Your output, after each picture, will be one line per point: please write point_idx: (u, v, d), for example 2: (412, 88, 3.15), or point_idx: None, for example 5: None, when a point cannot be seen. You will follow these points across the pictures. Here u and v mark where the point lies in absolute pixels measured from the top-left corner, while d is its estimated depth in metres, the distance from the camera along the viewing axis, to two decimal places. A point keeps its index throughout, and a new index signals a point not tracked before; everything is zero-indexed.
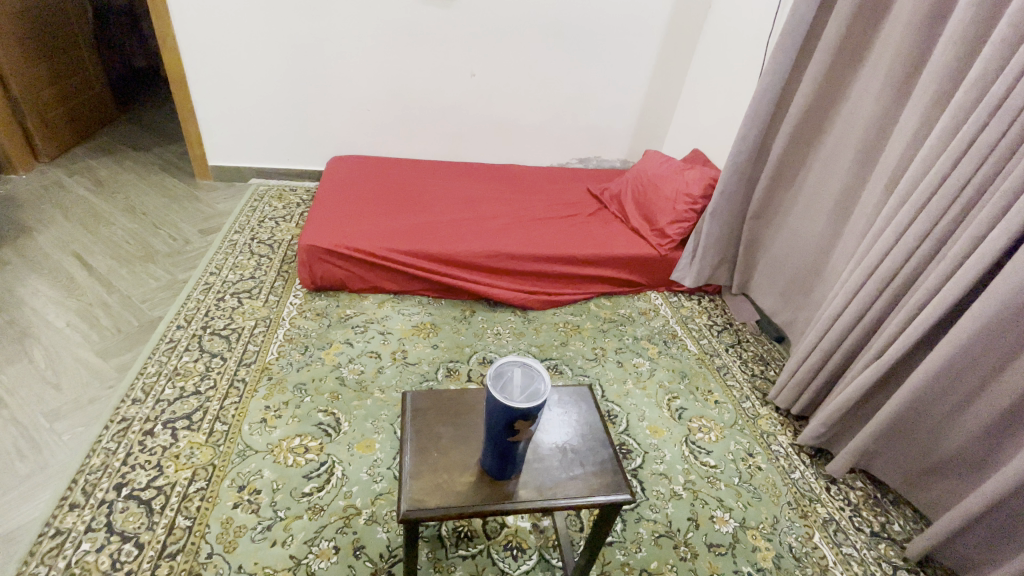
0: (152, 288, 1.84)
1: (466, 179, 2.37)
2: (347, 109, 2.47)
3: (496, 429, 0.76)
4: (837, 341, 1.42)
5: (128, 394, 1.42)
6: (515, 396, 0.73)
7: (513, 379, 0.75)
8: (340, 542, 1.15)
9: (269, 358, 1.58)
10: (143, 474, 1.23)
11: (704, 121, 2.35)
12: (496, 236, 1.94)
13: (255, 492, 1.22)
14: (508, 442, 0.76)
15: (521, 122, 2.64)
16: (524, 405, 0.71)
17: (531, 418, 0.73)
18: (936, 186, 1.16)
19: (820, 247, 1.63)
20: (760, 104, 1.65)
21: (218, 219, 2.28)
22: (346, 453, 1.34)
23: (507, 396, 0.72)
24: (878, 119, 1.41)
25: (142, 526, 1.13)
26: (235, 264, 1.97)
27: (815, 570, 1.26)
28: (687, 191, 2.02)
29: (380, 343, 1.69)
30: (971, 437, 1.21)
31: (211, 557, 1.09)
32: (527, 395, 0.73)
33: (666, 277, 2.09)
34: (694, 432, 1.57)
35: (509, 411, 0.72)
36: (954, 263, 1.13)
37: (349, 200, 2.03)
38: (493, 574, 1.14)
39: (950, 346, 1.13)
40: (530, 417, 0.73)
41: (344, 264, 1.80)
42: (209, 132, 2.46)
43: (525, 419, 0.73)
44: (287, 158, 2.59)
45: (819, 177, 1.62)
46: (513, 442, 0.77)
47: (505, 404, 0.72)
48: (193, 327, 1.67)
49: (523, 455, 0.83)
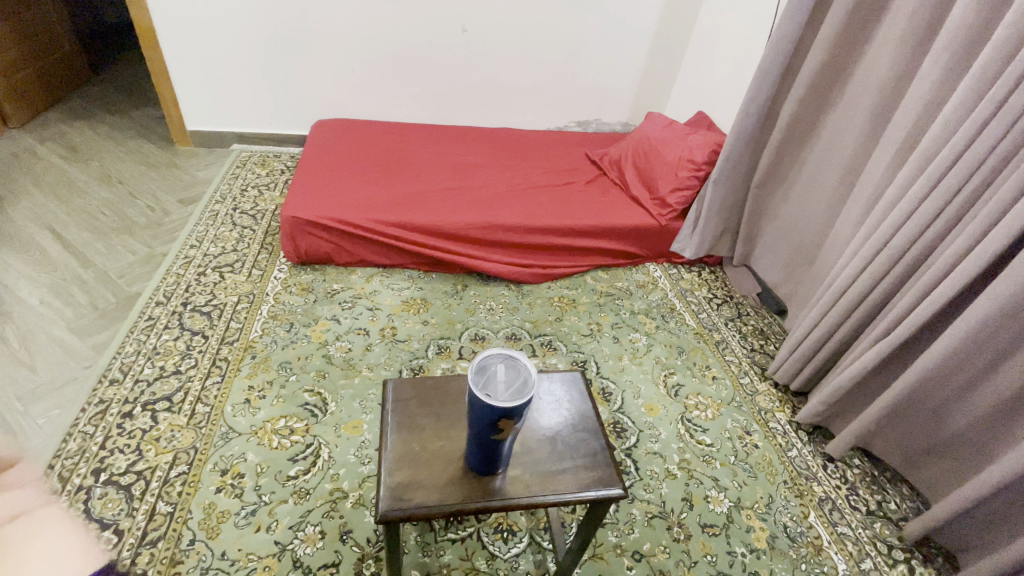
0: (130, 262, 1.76)
1: (457, 144, 2.25)
2: (331, 68, 2.33)
3: (479, 427, 0.71)
4: (842, 318, 1.37)
5: (105, 375, 1.37)
6: (499, 393, 0.67)
7: (499, 378, 0.68)
8: (326, 527, 1.13)
9: (252, 336, 1.53)
10: (122, 459, 1.20)
11: (710, 81, 2.22)
12: (488, 207, 1.85)
13: (239, 476, 1.19)
14: (493, 440, 0.72)
15: (516, 83, 2.49)
16: (506, 405, 0.65)
17: (516, 418, 0.68)
18: (955, 157, 1.07)
19: (828, 218, 1.55)
20: (770, 63, 1.53)
21: (199, 188, 2.18)
22: (332, 435, 1.30)
23: (491, 396, 0.66)
24: (897, 80, 1.30)
25: (122, 512, 1.11)
26: (216, 236, 1.90)
27: (809, 550, 1.24)
28: (689, 157, 1.92)
29: (368, 319, 1.63)
30: (976, 419, 1.18)
31: (193, 544, 1.07)
32: (513, 396, 0.66)
33: (666, 248, 2.02)
34: (690, 409, 1.53)
35: (492, 412, 0.66)
36: (971, 241, 1.06)
37: (334, 168, 1.93)
38: (482, 558, 1.12)
39: (962, 328, 1.08)
40: (516, 417, 0.68)
41: (329, 237, 1.72)
42: (186, 94, 2.33)
43: (509, 418, 0.67)
44: (271, 121, 2.46)
45: (830, 143, 1.52)
46: (498, 440, 0.72)
47: (488, 405, 0.66)
48: (173, 304, 1.61)
49: (509, 450, 0.78)
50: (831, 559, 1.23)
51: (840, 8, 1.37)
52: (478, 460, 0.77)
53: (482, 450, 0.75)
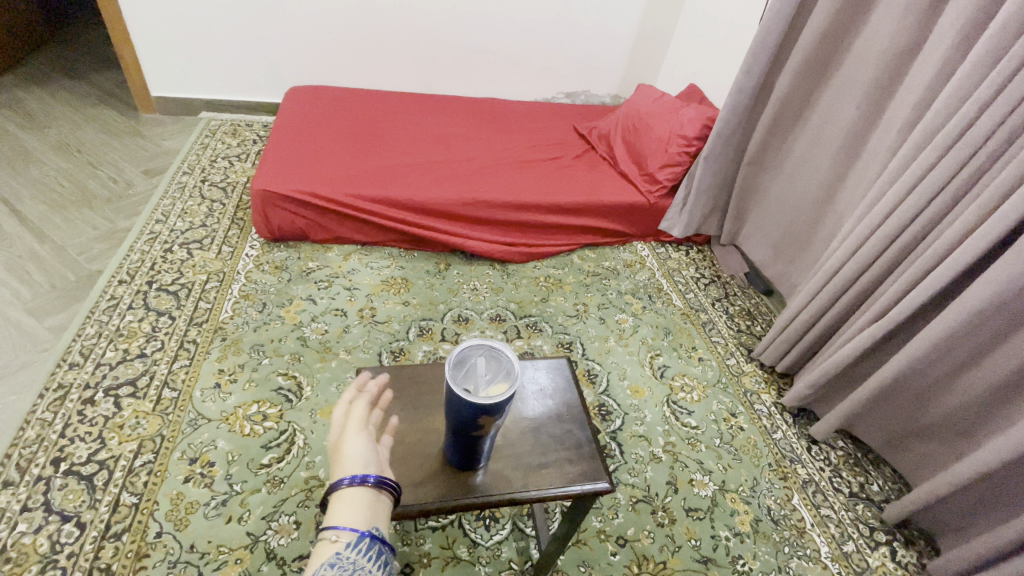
0: (90, 238, 1.66)
1: (439, 114, 2.15)
2: (305, 31, 2.19)
3: (458, 426, 0.66)
4: (832, 300, 1.34)
5: (64, 359, 1.29)
6: (478, 389, 0.62)
7: (479, 374, 0.63)
8: (302, 517, 1.09)
9: (223, 317, 1.45)
10: (83, 447, 1.13)
11: (703, 52, 2.13)
12: (472, 181, 1.78)
13: (209, 465, 1.14)
14: (473, 437, 0.67)
15: (501, 50, 2.37)
16: (485, 402, 0.60)
17: (496, 415, 0.63)
18: (958, 135, 1.02)
19: (820, 198, 1.51)
20: (767, 33, 1.46)
21: (165, 158, 2.06)
22: (308, 421, 1.25)
23: (471, 393, 0.61)
24: (899, 53, 1.24)
25: (84, 504, 1.05)
26: (184, 210, 1.79)
27: (792, 532, 1.24)
28: (680, 131, 1.85)
29: (346, 300, 1.56)
30: (961, 404, 1.17)
31: (161, 536, 1.03)
32: (494, 392, 0.62)
33: (654, 227, 1.97)
34: (676, 391, 1.51)
35: (472, 410, 0.62)
36: (969, 224, 1.02)
37: (308, 138, 1.82)
38: (463, 545, 1.10)
39: (954, 314, 1.05)
40: (496, 414, 0.63)
41: (303, 212, 1.64)
42: (149, 57, 2.17)
43: (489, 414, 0.63)
44: (242, 88, 2.33)
45: (826, 119, 1.47)
46: (478, 437, 0.67)
47: (468, 402, 0.61)
48: (137, 282, 1.52)
49: (488, 446, 0.74)
50: (814, 542, 1.23)
51: None
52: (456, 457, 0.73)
53: (460, 447, 0.70)
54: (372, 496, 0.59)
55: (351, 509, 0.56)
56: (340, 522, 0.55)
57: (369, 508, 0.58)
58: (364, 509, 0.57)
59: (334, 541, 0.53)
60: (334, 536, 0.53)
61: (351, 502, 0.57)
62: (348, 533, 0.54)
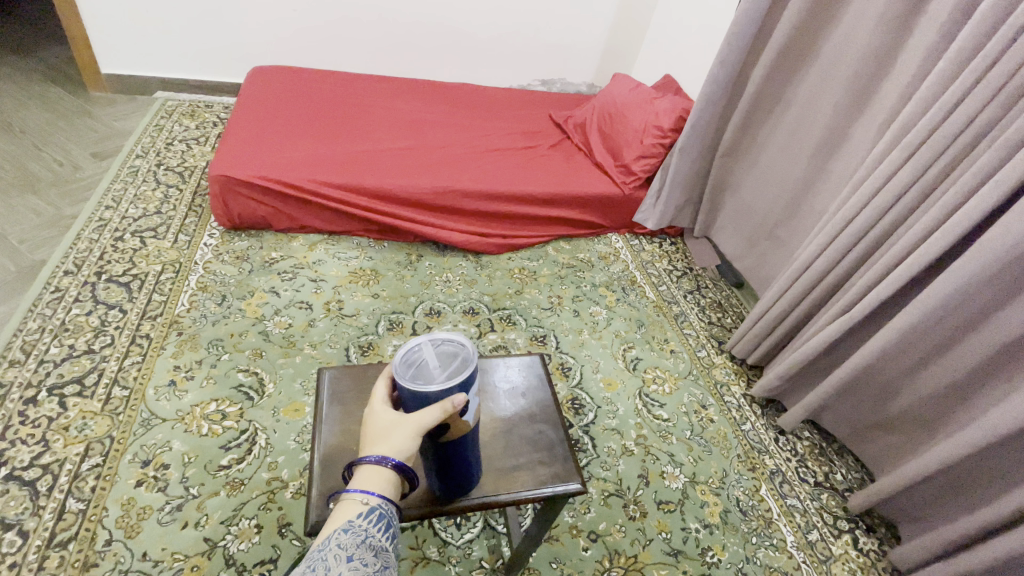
0: (33, 225, 1.55)
1: (411, 99, 2.08)
2: (268, 8, 2.08)
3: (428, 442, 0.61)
4: (803, 294, 1.36)
5: (3, 355, 1.20)
6: (438, 376, 0.55)
7: (427, 357, 0.57)
8: (263, 520, 1.05)
9: (179, 310, 1.38)
10: (25, 451, 1.06)
11: (679, 42, 2.12)
12: (445, 169, 1.73)
13: (163, 467, 1.08)
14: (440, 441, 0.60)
15: (475, 34, 2.31)
16: (453, 385, 0.54)
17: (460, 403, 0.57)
18: (929, 131, 1.03)
19: (793, 191, 1.52)
20: (743, 25, 1.45)
21: (116, 140, 1.94)
22: (270, 419, 1.20)
23: (416, 383, 0.55)
24: (873, 49, 1.24)
25: (26, 512, 0.98)
26: (137, 196, 1.69)
27: (760, 523, 1.26)
28: (656, 122, 1.83)
29: (311, 292, 1.51)
30: (924, 396, 1.20)
31: (110, 544, 0.97)
32: (445, 376, 0.55)
33: (629, 218, 1.96)
34: (648, 384, 1.51)
35: (425, 403, 0.55)
36: (936, 222, 1.04)
37: (271, 121, 1.74)
38: (433, 546, 1.08)
39: (920, 310, 1.07)
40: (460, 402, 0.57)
41: (265, 199, 1.56)
42: (97, 31, 2.03)
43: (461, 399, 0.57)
44: (200, 66, 2.20)
45: (800, 113, 1.47)
46: (451, 442, 0.61)
47: (415, 393, 0.54)
48: (85, 273, 1.42)
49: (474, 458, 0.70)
50: (780, 531, 1.25)
51: None
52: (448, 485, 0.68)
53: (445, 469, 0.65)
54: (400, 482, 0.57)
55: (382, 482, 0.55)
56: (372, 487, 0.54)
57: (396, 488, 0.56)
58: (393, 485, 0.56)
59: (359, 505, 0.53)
60: (364, 501, 0.53)
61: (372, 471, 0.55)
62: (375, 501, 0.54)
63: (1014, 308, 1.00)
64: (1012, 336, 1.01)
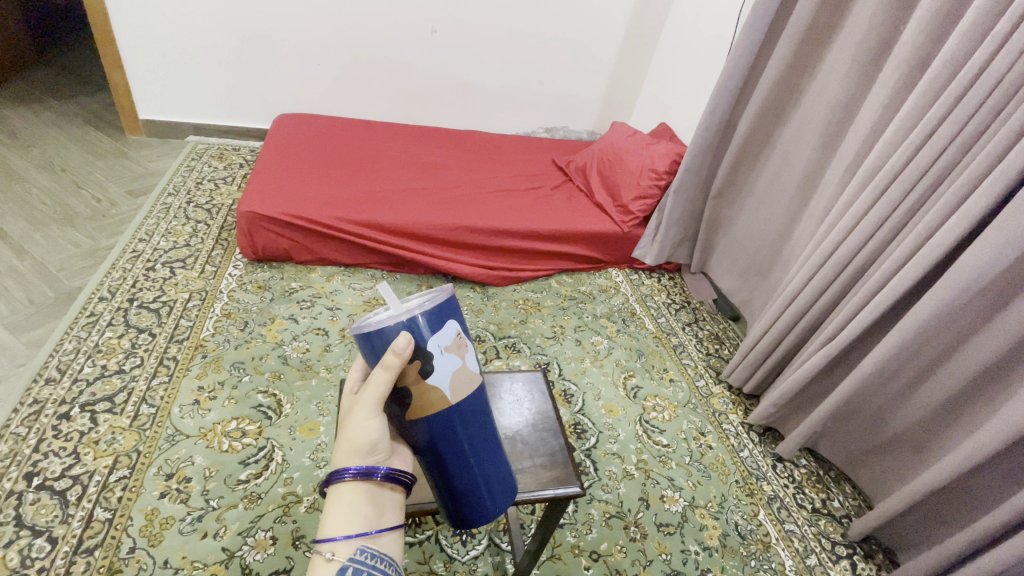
0: (71, 255, 1.66)
1: (424, 144, 2.24)
2: (295, 62, 2.28)
3: (435, 451, 0.63)
4: (790, 324, 1.44)
5: (40, 374, 1.29)
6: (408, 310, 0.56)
7: (392, 308, 0.56)
8: (278, 533, 1.10)
9: (204, 334, 1.47)
10: (57, 462, 1.13)
11: (673, 94, 2.29)
12: (456, 208, 1.85)
13: (185, 480, 1.15)
14: (409, 414, 0.60)
15: (484, 86, 2.50)
16: (427, 306, 0.56)
17: (421, 359, 0.56)
18: (895, 174, 1.14)
19: (781, 229, 1.62)
20: (727, 80, 1.60)
21: (150, 179, 2.09)
22: (286, 437, 1.27)
23: (371, 324, 0.55)
24: (845, 103, 1.38)
25: (55, 519, 1.04)
26: (167, 230, 1.81)
27: (758, 547, 1.29)
28: (651, 166, 1.96)
29: (328, 319, 1.59)
30: (913, 421, 1.24)
31: (134, 551, 1.02)
32: (406, 315, 0.55)
33: (628, 254, 2.06)
34: (648, 411, 1.57)
35: (380, 353, 0.56)
36: (906, 256, 1.13)
37: (296, 163, 1.88)
38: (441, 561, 1.12)
39: (898, 338, 1.14)
40: (419, 357, 0.56)
41: (289, 233, 1.68)
42: (139, 82, 2.23)
43: (433, 333, 0.57)
44: (229, 114, 2.39)
45: (783, 157, 1.59)
46: (439, 419, 0.61)
47: (367, 340, 0.56)
48: (118, 299, 1.52)
49: (495, 477, 0.69)
50: (778, 555, 1.28)
51: (796, 26, 1.43)
52: (479, 511, 0.69)
53: (465, 490, 0.67)
54: (384, 489, 0.57)
55: (353, 502, 0.54)
56: (338, 533, 0.51)
57: (370, 505, 0.54)
58: (363, 510, 0.54)
59: (329, 562, 0.50)
60: (328, 555, 0.50)
61: (350, 499, 0.53)
62: (346, 551, 0.51)
63: (988, 333, 1.07)
64: (987, 359, 1.08)
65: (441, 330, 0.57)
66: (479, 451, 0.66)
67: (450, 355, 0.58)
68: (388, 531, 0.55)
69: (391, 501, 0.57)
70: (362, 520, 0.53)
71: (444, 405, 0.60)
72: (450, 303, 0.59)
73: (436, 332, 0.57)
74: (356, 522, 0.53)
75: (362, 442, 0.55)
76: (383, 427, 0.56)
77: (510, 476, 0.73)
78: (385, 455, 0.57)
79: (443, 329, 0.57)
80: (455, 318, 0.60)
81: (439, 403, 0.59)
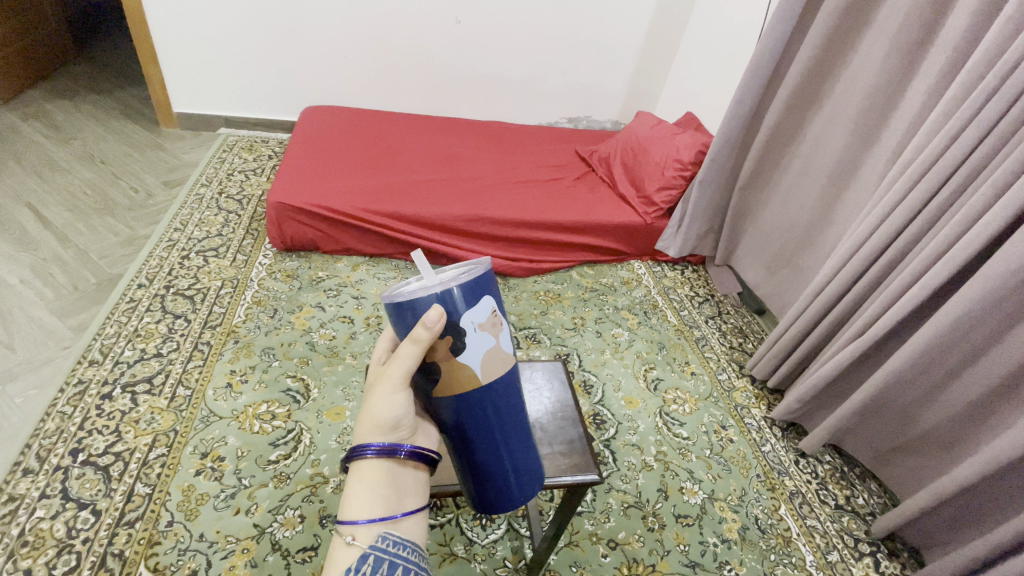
0: (111, 244, 1.74)
1: (447, 135, 2.25)
2: (323, 54, 2.31)
3: (461, 432, 0.65)
4: (817, 319, 1.41)
5: (84, 356, 1.36)
6: (445, 281, 0.58)
7: (427, 278, 0.57)
8: (306, 511, 1.15)
9: (236, 321, 1.52)
10: (101, 439, 1.19)
11: (700, 82, 2.25)
12: (479, 199, 1.86)
13: (219, 459, 1.20)
14: (436, 390, 0.61)
15: (507, 76, 2.50)
16: (463, 278, 0.57)
17: (454, 335, 0.58)
18: (931, 165, 1.10)
19: (810, 222, 1.59)
20: (756, 69, 1.56)
21: (184, 170, 2.16)
22: (314, 421, 1.31)
23: (404, 294, 0.56)
24: (880, 91, 1.33)
25: (99, 493, 1.11)
26: (201, 219, 1.88)
27: (778, 541, 1.28)
28: (677, 156, 1.94)
29: (353, 308, 1.63)
30: (941, 420, 1.21)
31: (172, 525, 1.08)
32: (441, 287, 0.56)
33: (651, 246, 2.05)
34: (669, 403, 1.56)
35: (410, 326, 0.58)
36: (940, 250, 1.09)
37: (322, 155, 1.92)
38: (461, 544, 1.15)
39: (929, 335, 1.11)
40: (452, 333, 0.58)
41: (316, 224, 1.72)
42: (173, 77, 2.30)
43: (467, 306, 0.58)
44: (258, 106, 2.44)
45: (814, 148, 1.55)
46: (464, 400, 0.62)
47: (398, 310, 0.57)
48: (155, 286, 1.59)
49: (519, 464, 0.71)
50: (799, 550, 1.27)
51: (829, 13, 1.39)
52: (504, 493, 0.71)
53: (490, 470, 0.69)
54: (403, 469, 0.58)
55: (373, 483, 0.55)
56: (359, 517, 0.52)
57: (390, 485, 0.56)
58: (383, 493, 0.55)
59: (349, 548, 0.50)
60: (349, 539, 0.50)
61: (369, 479, 0.55)
62: (367, 538, 0.51)
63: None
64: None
65: (476, 305, 0.58)
66: (509, 431, 0.68)
67: (483, 333, 0.59)
68: (409, 515, 0.56)
69: (412, 481, 0.58)
70: (383, 504, 0.54)
71: (474, 384, 0.61)
72: (485, 277, 0.60)
73: (471, 307, 0.58)
74: (377, 506, 0.54)
75: (386, 417, 0.57)
76: (407, 404, 0.58)
77: (536, 463, 0.74)
78: (407, 432, 0.59)
79: (478, 304, 0.58)
80: (489, 294, 0.60)
81: (467, 382, 0.61)
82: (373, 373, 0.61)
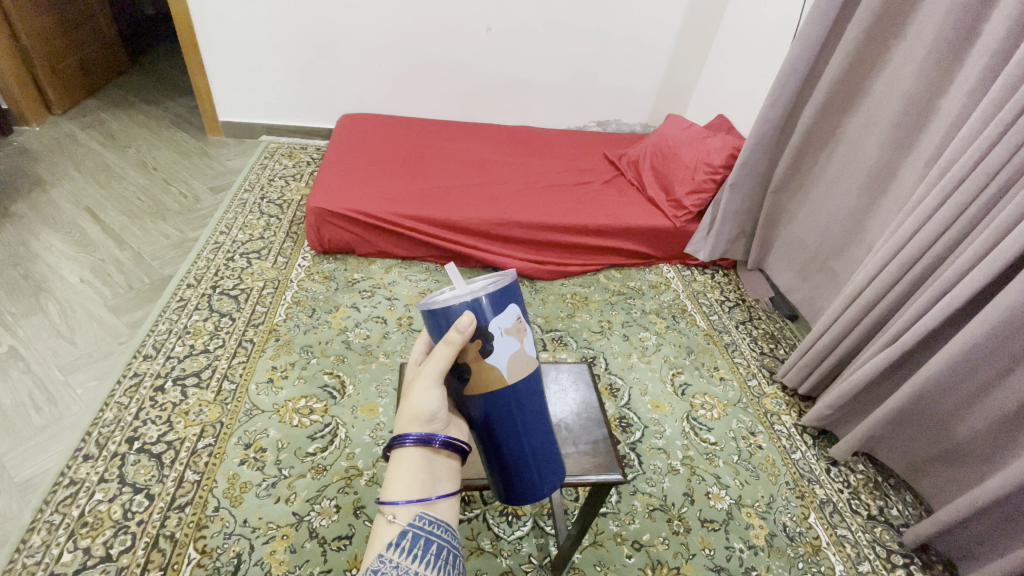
0: (163, 246, 1.86)
1: (477, 140, 2.30)
2: (359, 64, 2.40)
3: (488, 426, 0.68)
4: (850, 325, 1.38)
5: (139, 351, 1.46)
6: (473, 291, 0.62)
7: (458, 288, 0.61)
8: (341, 502, 1.20)
9: (277, 320, 1.60)
10: (154, 429, 1.28)
11: (733, 84, 2.23)
12: (508, 203, 1.90)
13: (261, 450, 1.27)
14: (467, 388, 0.65)
15: (537, 82, 2.53)
16: (491, 288, 0.61)
17: (483, 338, 0.61)
18: (969, 169, 1.08)
19: (846, 227, 1.56)
20: (789, 72, 1.55)
21: (228, 176, 2.28)
22: (349, 416, 1.37)
23: (437, 302, 0.61)
24: (918, 93, 1.30)
25: (152, 478, 1.19)
26: (244, 223, 1.98)
27: (807, 550, 1.27)
28: (707, 159, 1.93)
29: (386, 309, 1.69)
30: (980, 431, 1.17)
31: (218, 510, 1.15)
32: (471, 295, 0.60)
33: (680, 250, 2.04)
34: (696, 408, 1.56)
35: (444, 330, 0.62)
36: (978, 256, 1.06)
37: (357, 161, 1.99)
38: (488, 539, 1.18)
39: (966, 343, 1.09)
40: (481, 336, 0.61)
41: (351, 228, 1.79)
42: (220, 88, 2.43)
43: (494, 315, 0.61)
44: (298, 114, 2.55)
45: (849, 151, 1.52)
46: (492, 398, 0.66)
47: (432, 316, 0.61)
48: (203, 286, 1.69)
49: (542, 457, 0.74)
50: (828, 560, 1.25)
51: (864, 14, 1.37)
52: (531, 486, 0.74)
53: (515, 464, 0.72)
54: (439, 456, 0.62)
55: (412, 468, 0.59)
56: (400, 497, 0.56)
57: (427, 470, 0.60)
58: (420, 477, 0.59)
59: (391, 525, 0.55)
60: (390, 517, 0.55)
61: (409, 463, 0.59)
62: (407, 516, 0.55)
63: None
64: None
65: (503, 312, 0.62)
66: (531, 428, 0.71)
67: (509, 337, 0.63)
68: (444, 498, 0.59)
69: (446, 468, 0.62)
70: (421, 486, 0.58)
71: (502, 383, 0.65)
72: (512, 287, 0.63)
73: (498, 314, 0.62)
74: (416, 488, 0.58)
75: (422, 411, 0.61)
76: (441, 400, 0.61)
77: (557, 456, 0.77)
78: (441, 424, 0.63)
79: (504, 311, 0.62)
80: (515, 302, 0.64)
81: (496, 382, 0.64)
82: (409, 373, 0.65)
